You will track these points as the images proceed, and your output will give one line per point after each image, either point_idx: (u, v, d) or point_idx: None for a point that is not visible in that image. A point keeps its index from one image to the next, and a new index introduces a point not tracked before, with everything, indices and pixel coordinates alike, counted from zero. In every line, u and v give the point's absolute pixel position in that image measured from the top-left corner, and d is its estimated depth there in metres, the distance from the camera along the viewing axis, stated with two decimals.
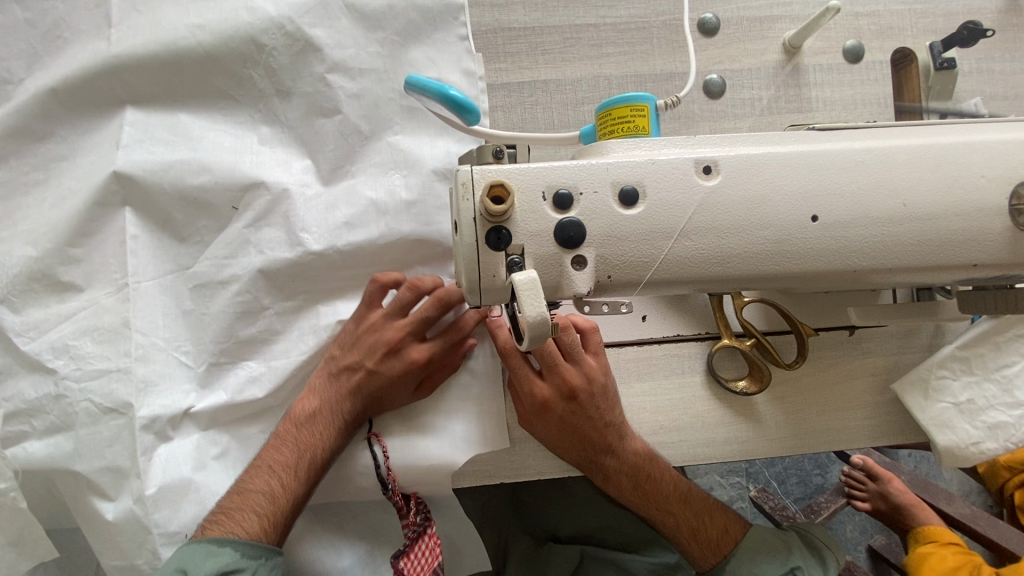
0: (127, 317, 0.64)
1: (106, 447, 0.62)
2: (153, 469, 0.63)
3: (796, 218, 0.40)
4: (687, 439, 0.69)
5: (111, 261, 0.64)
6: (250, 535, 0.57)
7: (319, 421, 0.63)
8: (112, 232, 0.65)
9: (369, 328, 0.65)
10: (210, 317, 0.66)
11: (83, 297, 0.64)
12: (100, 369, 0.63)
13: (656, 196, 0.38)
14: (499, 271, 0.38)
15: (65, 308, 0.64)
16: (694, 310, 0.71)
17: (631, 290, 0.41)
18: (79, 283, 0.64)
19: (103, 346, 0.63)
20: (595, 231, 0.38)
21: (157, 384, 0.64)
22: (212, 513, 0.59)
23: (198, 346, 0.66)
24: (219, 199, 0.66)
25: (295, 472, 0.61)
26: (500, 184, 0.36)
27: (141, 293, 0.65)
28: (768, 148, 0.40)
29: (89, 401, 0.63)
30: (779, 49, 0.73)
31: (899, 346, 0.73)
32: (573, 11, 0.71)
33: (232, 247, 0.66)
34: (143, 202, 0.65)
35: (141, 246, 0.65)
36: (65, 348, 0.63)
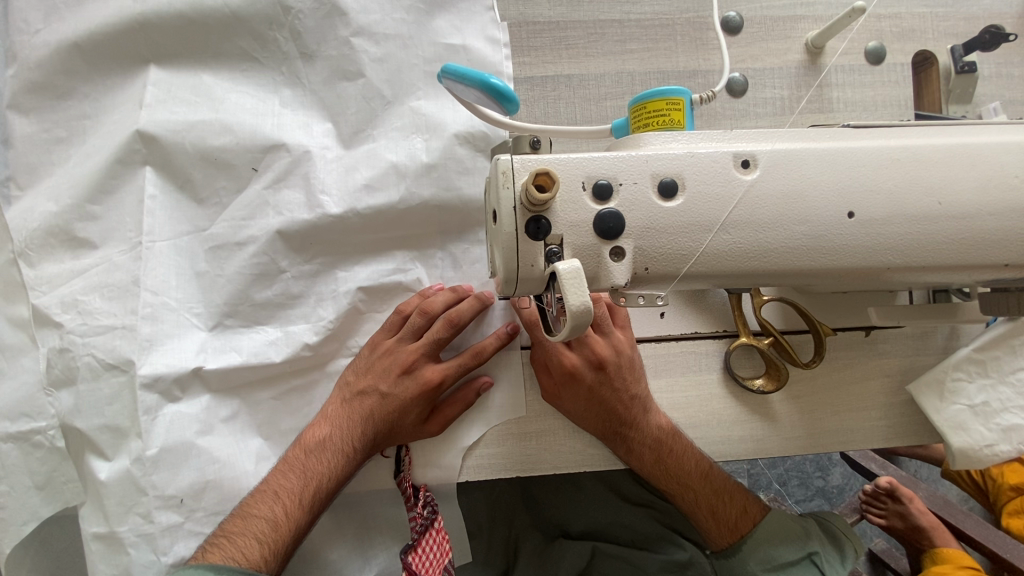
0: (137, 276, 0.63)
1: (106, 405, 0.62)
2: (155, 431, 0.61)
3: (833, 214, 0.40)
4: (702, 436, 0.70)
5: (128, 220, 0.64)
6: (250, 562, 0.56)
7: (326, 449, 0.62)
8: (132, 190, 0.64)
9: (384, 352, 0.65)
10: (226, 280, 0.65)
11: (98, 254, 0.64)
12: (116, 323, 0.62)
13: (695, 189, 0.38)
14: (537, 261, 0.38)
15: (81, 263, 0.64)
16: (713, 308, 0.71)
17: (667, 284, 0.41)
18: (94, 240, 0.64)
19: (112, 303, 0.63)
20: (634, 222, 0.38)
21: (166, 342, 0.63)
22: (213, 538, 0.58)
23: (214, 306, 0.65)
24: (240, 160, 0.66)
25: (300, 499, 0.60)
26: (545, 172, 0.35)
27: (157, 252, 0.64)
28: (805, 144, 0.40)
29: (92, 356, 0.62)
30: (802, 49, 0.73)
31: (915, 348, 0.74)
32: (597, 6, 0.71)
33: (250, 209, 0.66)
34: (164, 163, 0.65)
35: (158, 206, 0.64)
36: (74, 303, 0.62)
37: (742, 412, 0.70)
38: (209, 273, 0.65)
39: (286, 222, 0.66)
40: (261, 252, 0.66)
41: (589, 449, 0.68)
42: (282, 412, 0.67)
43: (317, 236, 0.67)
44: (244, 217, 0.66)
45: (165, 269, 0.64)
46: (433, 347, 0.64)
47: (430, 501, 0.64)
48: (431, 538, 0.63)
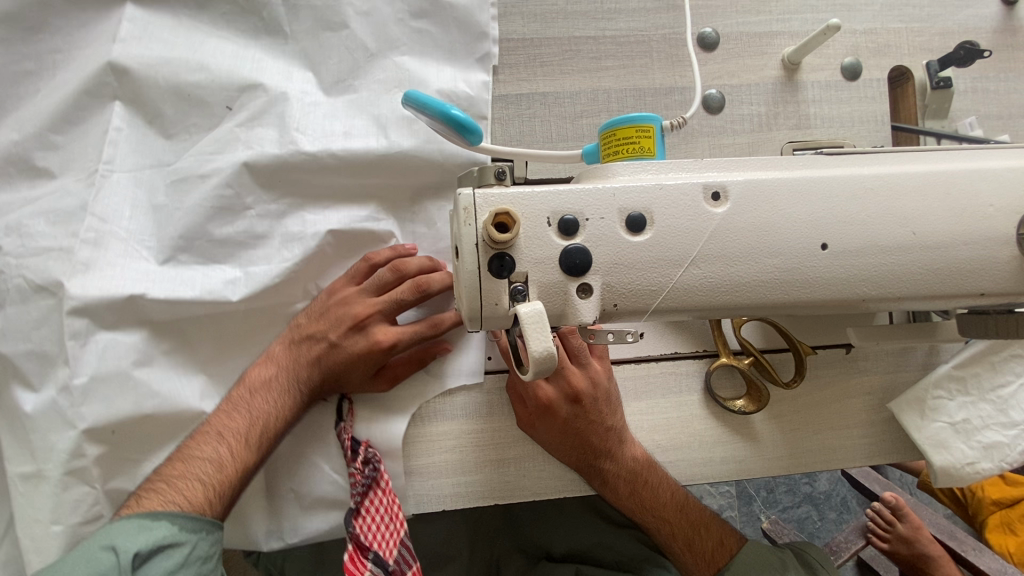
0: (87, 202, 0.61)
1: (32, 329, 0.59)
2: (86, 358, 0.59)
3: (805, 247, 0.39)
4: (684, 458, 0.69)
5: (90, 150, 0.62)
6: (191, 505, 0.54)
7: (272, 391, 0.61)
8: (94, 128, 0.62)
9: (340, 301, 0.63)
10: (184, 212, 0.62)
11: (53, 184, 0.62)
12: (54, 246, 0.60)
13: (664, 223, 0.37)
14: (502, 300, 0.36)
15: (38, 189, 0.62)
16: (695, 326, 0.71)
17: (638, 319, 0.39)
18: (54, 170, 0.62)
19: (55, 227, 0.60)
20: (601, 258, 0.36)
21: (106, 268, 0.60)
22: (150, 480, 0.55)
23: (172, 245, 0.62)
24: (212, 96, 0.64)
25: (243, 443, 0.58)
26: (506, 211, 0.35)
27: (114, 180, 0.62)
28: (777, 174, 0.39)
29: (21, 277, 0.59)
30: (779, 65, 0.73)
31: (895, 365, 0.74)
32: (573, 23, 0.70)
33: (219, 144, 0.63)
34: (133, 97, 0.63)
35: (123, 137, 0.63)
36: (17, 228, 0.60)
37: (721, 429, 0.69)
38: (167, 211, 0.63)
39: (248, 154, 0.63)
40: (223, 197, 0.63)
41: (568, 474, 0.67)
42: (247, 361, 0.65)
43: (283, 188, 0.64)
44: (206, 153, 0.63)
45: (120, 206, 0.62)
46: (394, 307, 0.62)
47: (371, 457, 0.62)
48: (377, 498, 0.62)
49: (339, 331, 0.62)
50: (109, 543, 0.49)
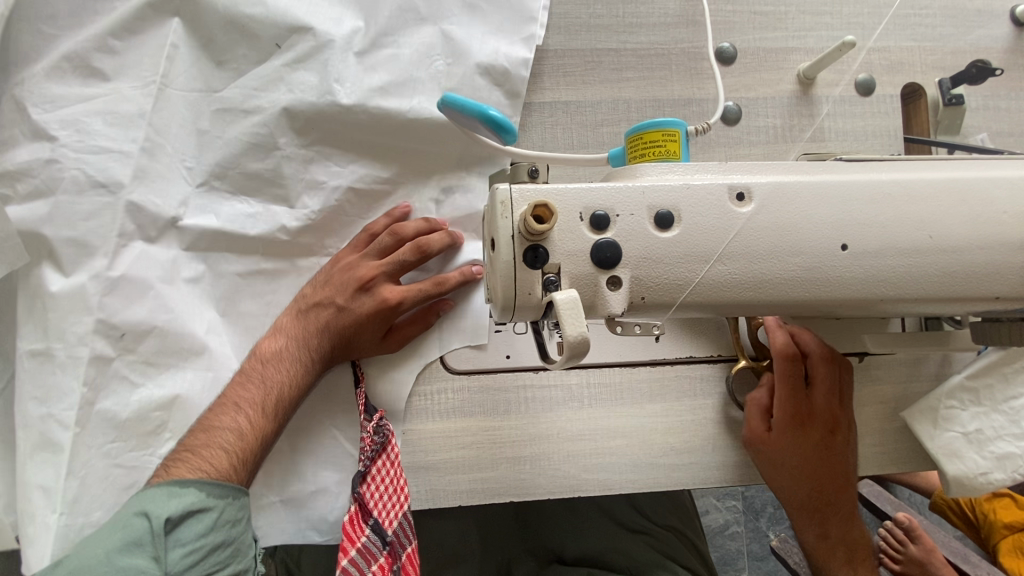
0: (144, 112, 0.65)
1: (81, 219, 0.63)
2: (122, 256, 0.64)
3: (826, 247, 0.40)
4: (698, 461, 0.70)
5: (145, 62, 0.65)
6: (217, 472, 0.56)
7: (284, 359, 0.63)
8: (148, 47, 0.65)
9: (344, 267, 0.66)
10: (227, 143, 0.67)
11: (107, 86, 0.64)
12: (114, 148, 0.64)
13: (691, 220, 0.39)
14: (535, 289, 0.38)
15: (89, 90, 0.64)
16: (712, 330, 0.72)
17: (662, 313, 0.41)
18: (108, 73, 0.64)
19: (111, 128, 0.64)
20: (631, 253, 0.38)
21: (155, 178, 0.65)
22: (177, 451, 0.58)
23: (215, 172, 0.67)
24: (263, 33, 0.67)
25: (261, 409, 0.60)
26: (544, 204, 0.36)
27: (166, 97, 0.66)
28: (798, 178, 0.41)
29: (78, 170, 0.63)
30: (794, 80, 0.75)
31: (907, 375, 0.75)
32: (595, 36, 0.72)
33: (264, 81, 0.67)
34: (194, 22, 0.66)
35: (179, 55, 0.66)
36: (74, 123, 0.63)
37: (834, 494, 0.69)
38: (212, 133, 0.67)
39: (289, 96, 0.66)
40: (265, 134, 0.67)
41: (584, 473, 0.69)
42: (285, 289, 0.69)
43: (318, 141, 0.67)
44: (252, 85, 0.66)
45: (167, 124, 0.66)
46: (397, 268, 0.65)
47: (381, 426, 0.64)
48: (382, 465, 0.64)
49: (346, 299, 0.65)
50: (142, 509, 0.52)
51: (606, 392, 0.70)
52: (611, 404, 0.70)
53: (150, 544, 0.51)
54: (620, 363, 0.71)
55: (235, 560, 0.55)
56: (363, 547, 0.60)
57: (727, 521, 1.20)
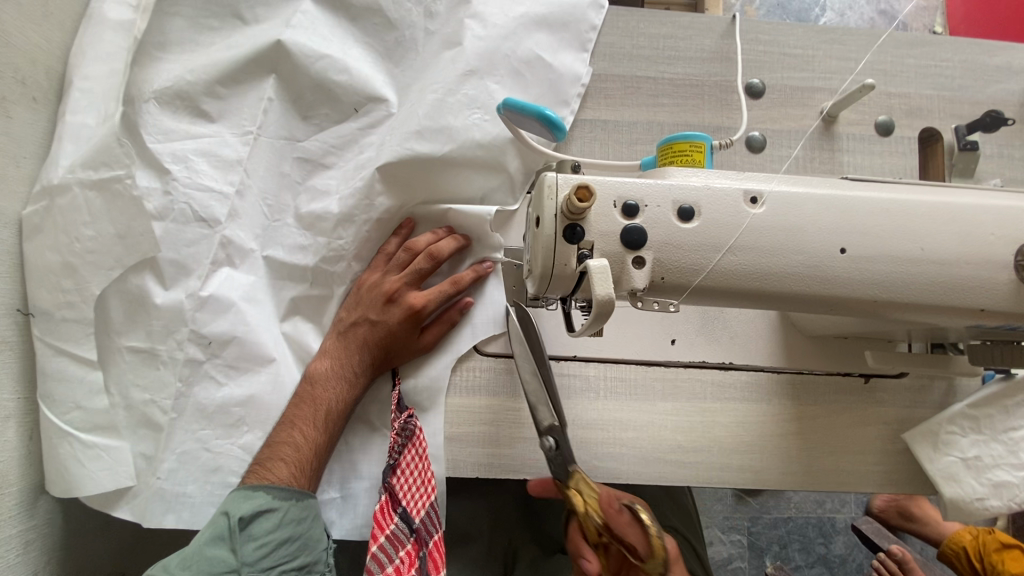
0: (242, 157, 0.70)
1: (185, 247, 0.67)
2: (211, 282, 0.68)
3: (827, 250, 0.46)
4: (704, 461, 0.74)
5: (246, 111, 0.71)
6: (282, 481, 0.63)
7: (329, 377, 0.68)
8: (248, 96, 0.71)
9: (371, 286, 0.71)
10: (308, 192, 0.72)
11: (212, 128, 0.70)
12: (215, 187, 0.69)
13: (709, 215, 0.45)
14: (570, 261, 0.45)
15: (196, 129, 0.69)
16: (726, 339, 0.77)
17: (679, 294, 0.47)
18: (213, 115, 0.70)
19: (216, 171, 0.69)
20: (656, 237, 0.45)
21: (246, 214, 0.70)
22: (251, 467, 0.65)
23: (293, 212, 0.72)
24: (345, 96, 0.73)
25: (315, 422, 0.66)
26: (585, 187, 0.43)
27: (259, 145, 0.71)
28: (805, 190, 0.47)
29: (186, 205, 0.67)
30: (817, 117, 0.81)
31: (912, 400, 0.78)
32: (636, 65, 0.80)
33: (343, 141, 0.73)
34: (288, 76, 0.72)
35: (274, 107, 0.71)
36: (185, 159, 0.68)
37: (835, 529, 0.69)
38: (295, 178, 0.72)
39: (362, 156, 0.73)
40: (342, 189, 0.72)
41: (593, 462, 0.74)
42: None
43: (385, 183, 0.71)
44: (332, 142, 0.73)
45: (258, 168, 0.71)
46: (416, 277, 0.71)
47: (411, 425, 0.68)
48: (411, 456, 0.67)
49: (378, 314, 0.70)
50: (223, 509, 0.61)
51: (621, 386, 0.75)
52: (624, 398, 0.75)
53: (228, 538, 0.59)
54: (636, 361, 0.76)
55: (302, 554, 0.62)
56: (392, 534, 0.63)
57: (732, 556, 1.27)
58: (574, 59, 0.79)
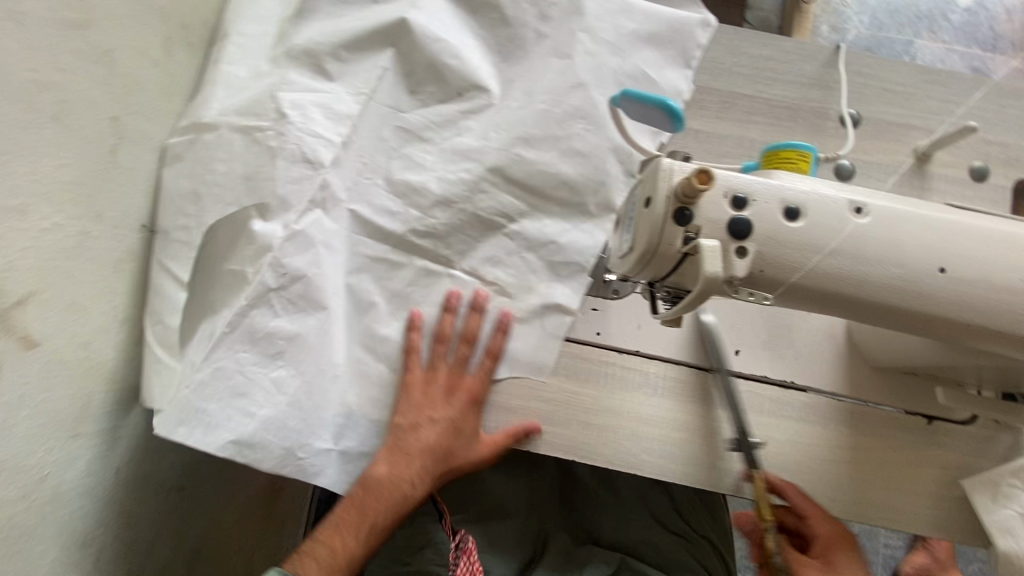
0: (352, 117, 0.70)
1: (288, 185, 0.66)
2: (303, 221, 0.66)
3: (926, 267, 0.47)
4: (752, 473, 0.75)
5: (361, 77, 0.71)
6: (370, 546, 0.69)
7: (425, 425, 0.71)
8: (364, 62, 0.72)
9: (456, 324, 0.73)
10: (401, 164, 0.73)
11: (329, 86, 0.70)
12: (322, 136, 0.68)
13: (814, 218, 0.47)
14: (675, 242, 0.47)
15: (315, 83, 0.70)
16: (790, 356, 0.78)
17: (773, 289, 0.49)
18: (332, 74, 0.71)
19: (325, 121, 0.68)
20: (761, 231, 0.47)
21: (342, 167, 0.69)
22: (307, 548, 0.68)
23: (386, 178, 0.72)
24: (456, 80, 0.74)
25: (424, 472, 0.71)
26: (704, 171, 0.45)
27: (368, 109, 0.71)
28: (910, 208, 0.49)
29: (292, 147, 0.66)
30: (910, 154, 0.82)
31: (975, 449, 0.77)
32: (735, 81, 0.83)
33: (444, 121, 0.74)
34: (406, 51, 0.73)
35: (387, 78, 0.72)
36: (302, 106, 0.67)
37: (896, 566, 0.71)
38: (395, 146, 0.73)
39: (463, 140, 0.73)
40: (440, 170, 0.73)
41: (643, 454, 0.75)
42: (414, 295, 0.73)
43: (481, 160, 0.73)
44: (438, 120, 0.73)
45: (366, 129, 0.71)
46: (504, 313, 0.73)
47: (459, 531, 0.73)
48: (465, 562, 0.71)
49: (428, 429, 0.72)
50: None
51: (679, 387, 0.77)
52: (681, 399, 0.76)
53: None
54: (696, 365, 0.77)
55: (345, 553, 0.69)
56: None
57: None
58: (678, 76, 0.80)
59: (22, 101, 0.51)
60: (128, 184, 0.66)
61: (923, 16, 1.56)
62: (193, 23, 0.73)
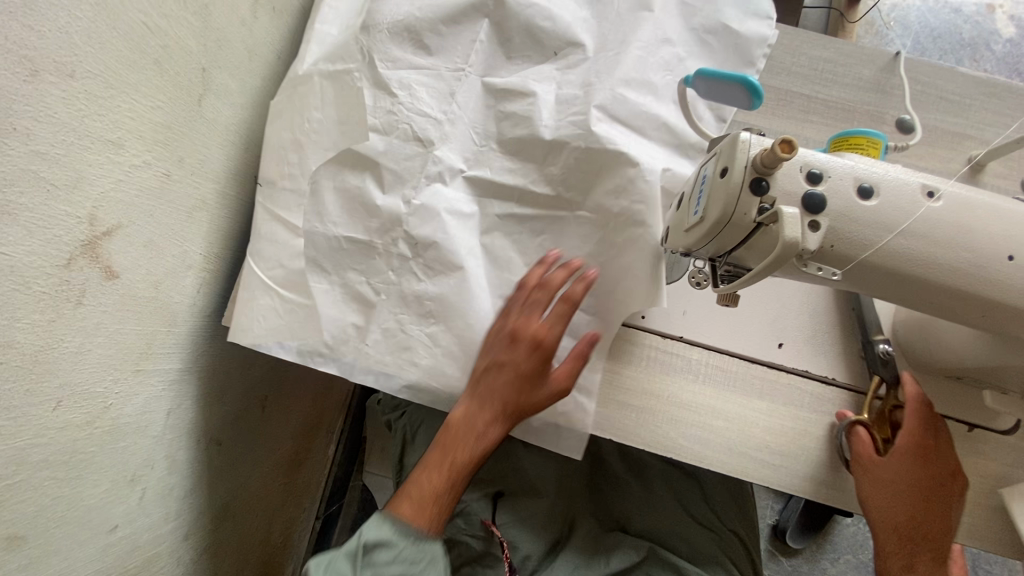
0: (453, 89, 0.75)
1: (405, 160, 0.73)
2: (425, 193, 0.73)
3: (995, 254, 0.48)
4: (789, 465, 0.75)
5: (459, 48, 0.76)
6: None
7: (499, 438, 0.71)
8: (461, 35, 0.76)
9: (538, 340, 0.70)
10: (510, 126, 0.75)
11: (430, 60, 0.75)
12: (428, 111, 0.74)
13: (888, 198, 0.48)
14: (750, 212, 0.48)
15: (417, 59, 0.75)
16: (835, 354, 0.78)
17: (843, 265, 0.49)
18: (430, 46, 0.75)
19: (433, 98, 0.74)
20: (835, 206, 0.48)
21: (456, 137, 0.75)
22: None
23: (496, 138, 0.75)
24: (549, 41, 0.76)
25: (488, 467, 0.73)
26: (788, 142, 0.45)
27: (468, 79, 0.76)
28: (982, 197, 0.49)
29: (407, 126, 0.73)
30: (965, 163, 0.82)
31: (1016, 460, 0.76)
32: (793, 81, 0.84)
33: (542, 78, 0.75)
34: (499, 21, 0.76)
35: (482, 49, 0.76)
36: (408, 85, 0.74)
37: (948, 495, 0.70)
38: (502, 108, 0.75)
39: (564, 92, 0.74)
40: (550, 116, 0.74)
41: (681, 439, 0.75)
42: (522, 261, 0.76)
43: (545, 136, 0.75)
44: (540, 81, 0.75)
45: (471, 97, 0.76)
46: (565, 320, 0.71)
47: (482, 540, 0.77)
48: None
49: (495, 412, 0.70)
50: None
51: (721, 375, 0.77)
52: (721, 386, 0.77)
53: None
54: (740, 355, 0.78)
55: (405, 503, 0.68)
56: None
57: None
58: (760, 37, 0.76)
59: (133, 41, 0.55)
60: (210, 133, 0.69)
61: (964, 44, 1.56)
62: None
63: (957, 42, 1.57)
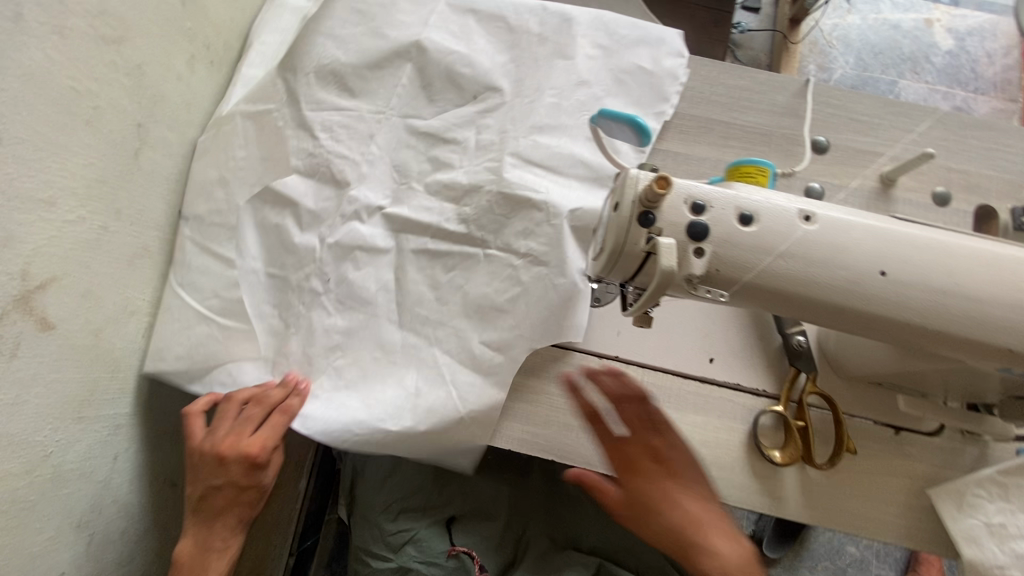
0: (374, 133, 0.80)
1: (321, 198, 0.78)
2: (339, 229, 0.77)
3: (868, 270, 0.52)
4: (725, 478, 0.77)
5: (382, 91, 0.82)
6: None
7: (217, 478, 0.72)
8: (385, 80, 0.82)
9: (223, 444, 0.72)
10: (430, 166, 0.80)
11: (353, 104, 0.81)
12: (349, 154, 0.79)
13: (766, 223, 0.52)
14: (640, 243, 0.52)
15: (341, 102, 0.80)
16: (764, 367, 0.81)
17: (731, 287, 0.53)
18: (355, 92, 0.81)
19: (353, 140, 0.79)
20: (717, 233, 0.52)
21: (372, 178, 0.79)
22: None
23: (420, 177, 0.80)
24: (469, 86, 0.82)
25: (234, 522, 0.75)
26: (664, 180, 0.50)
27: (389, 122, 0.81)
28: (854, 218, 0.53)
29: (326, 165, 0.78)
30: (876, 179, 0.87)
31: (943, 460, 0.79)
32: (713, 108, 0.89)
33: (461, 120, 0.81)
34: (421, 68, 0.82)
35: (404, 92, 0.82)
36: (329, 126, 0.79)
37: (688, 488, 0.63)
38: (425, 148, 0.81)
39: (482, 137, 0.81)
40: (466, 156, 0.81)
41: None
42: (431, 291, 0.77)
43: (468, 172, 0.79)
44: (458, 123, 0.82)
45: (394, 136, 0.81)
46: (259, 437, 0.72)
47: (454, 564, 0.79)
48: None
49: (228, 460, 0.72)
50: None
51: (656, 392, 0.80)
52: (658, 404, 0.80)
53: None
54: (673, 372, 0.81)
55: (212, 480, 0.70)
56: None
57: None
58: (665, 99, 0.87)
59: (64, 104, 0.58)
60: (149, 184, 0.72)
61: (904, 58, 1.56)
62: (216, 46, 0.81)
63: (899, 58, 1.55)
